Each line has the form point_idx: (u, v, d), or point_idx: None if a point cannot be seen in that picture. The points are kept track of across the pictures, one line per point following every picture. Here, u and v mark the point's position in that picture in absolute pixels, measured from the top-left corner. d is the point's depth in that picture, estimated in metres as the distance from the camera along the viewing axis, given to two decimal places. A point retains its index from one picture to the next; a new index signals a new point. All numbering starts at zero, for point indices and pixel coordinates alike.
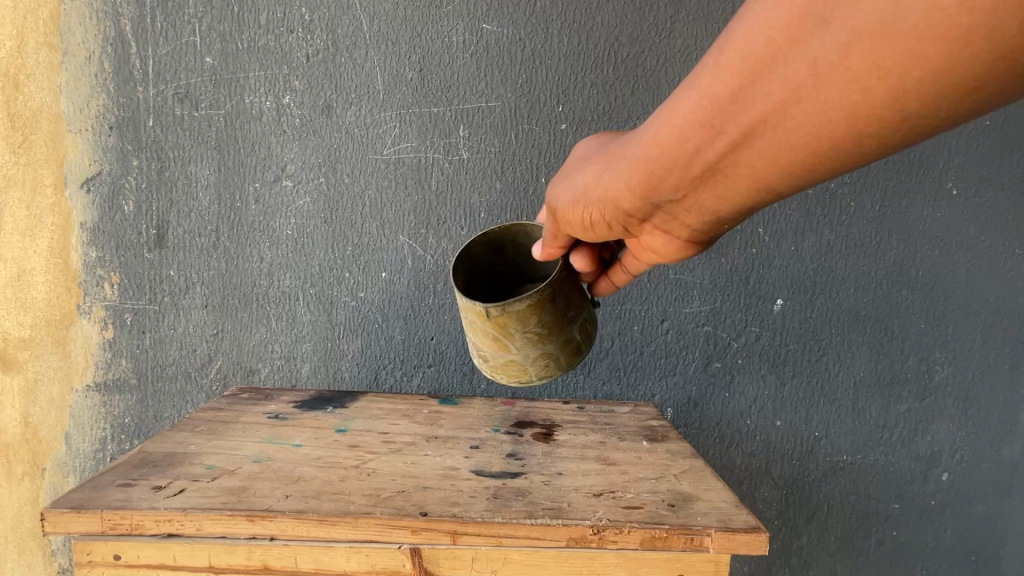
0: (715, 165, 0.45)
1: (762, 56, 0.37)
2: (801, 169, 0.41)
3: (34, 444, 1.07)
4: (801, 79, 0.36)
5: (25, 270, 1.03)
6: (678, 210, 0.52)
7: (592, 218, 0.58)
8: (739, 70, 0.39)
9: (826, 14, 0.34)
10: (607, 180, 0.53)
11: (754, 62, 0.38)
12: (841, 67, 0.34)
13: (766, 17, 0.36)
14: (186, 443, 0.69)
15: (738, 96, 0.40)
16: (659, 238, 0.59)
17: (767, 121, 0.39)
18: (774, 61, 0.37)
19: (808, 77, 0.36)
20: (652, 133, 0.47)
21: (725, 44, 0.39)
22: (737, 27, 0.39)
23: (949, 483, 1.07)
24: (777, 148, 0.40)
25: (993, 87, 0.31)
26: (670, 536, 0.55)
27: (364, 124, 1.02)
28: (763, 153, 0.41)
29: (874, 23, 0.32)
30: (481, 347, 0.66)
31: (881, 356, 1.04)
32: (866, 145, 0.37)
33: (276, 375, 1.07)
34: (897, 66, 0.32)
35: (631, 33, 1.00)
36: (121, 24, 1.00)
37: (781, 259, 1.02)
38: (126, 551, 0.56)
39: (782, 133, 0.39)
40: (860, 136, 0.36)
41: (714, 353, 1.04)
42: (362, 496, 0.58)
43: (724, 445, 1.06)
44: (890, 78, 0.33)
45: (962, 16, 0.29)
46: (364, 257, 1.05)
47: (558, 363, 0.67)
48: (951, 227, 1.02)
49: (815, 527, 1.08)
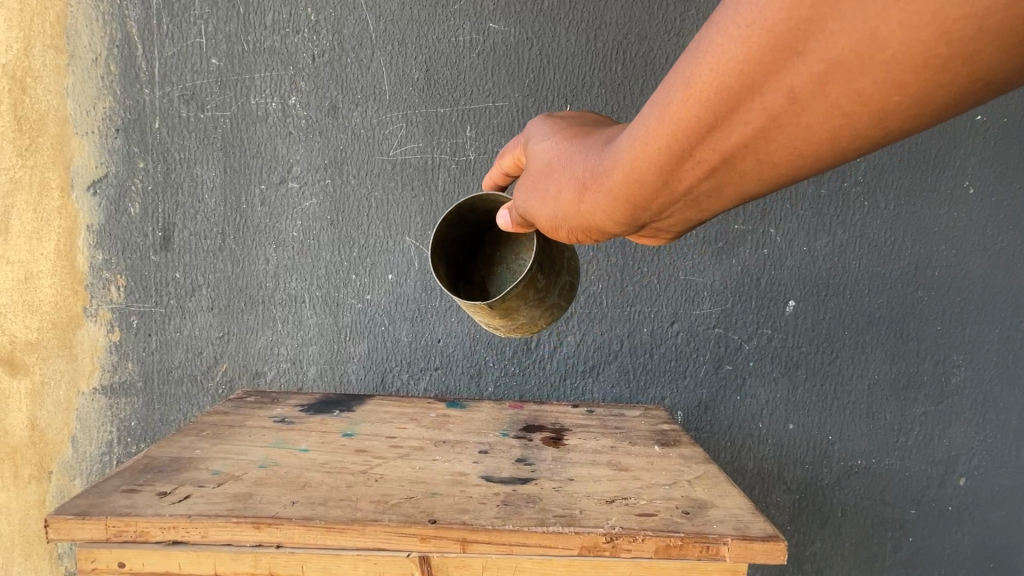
0: (696, 186, 0.43)
1: (736, 88, 0.35)
2: (784, 181, 0.41)
3: (41, 447, 1.06)
4: (780, 107, 0.35)
5: (31, 273, 1.03)
6: (659, 223, 0.51)
7: (573, 239, 0.56)
8: (712, 104, 0.37)
9: (799, 46, 0.32)
10: (582, 206, 0.51)
11: (728, 99, 0.36)
12: (820, 94, 0.33)
13: (732, 52, 0.34)
14: (192, 447, 0.68)
15: (715, 128, 0.38)
16: (641, 242, 0.58)
17: (749, 145, 0.38)
18: (749, 92, 0.35)
19: (787, 105, 0.34)
20: (623, 162, 0.45)
21: (693, 75, 0.37)
22: (701, 58, 0.36)
23: (967, 488, 1.04)
24: (759, 168, 0.39)
25: (970, 101, 0.31)
26: (686, 544, 0.54)
27: (370, 125, 1.01)
28: (745, 172, 0.40)
29: (853, 53, 0.31)
30: (485, 326, 0.66)
31: (896, 358, 1.02)
32: (849, 156, 0.37)
33: (282, 378, 1.06)
34: (878, 93, 0.31)
35: (639, 31, 0.98)
36: (127, 26, 0.99)
37: (793, 260, 1.01)
38: (131, 559, 0.55)
39: (763, 155, 0.38)
40: (843, 151, 0.36)
41: (725, 356, 1.02)
42: (370, 502, 0.57)
43: (735, 449, 1.04)
44: (872, 103, 0.32)
45: (941, 46, 0.28)
46: (371, 259, 1.04)
47: (560, 305, 0.66)
48: (967, 227, 1.00)
49: (829, 533, 1.05)
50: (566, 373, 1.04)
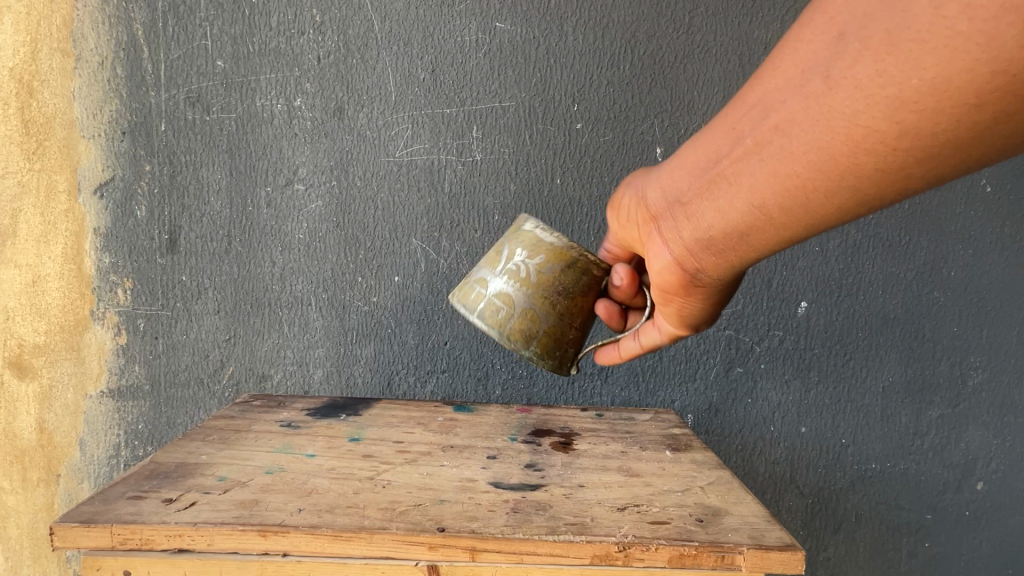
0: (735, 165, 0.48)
1: (805, 62, 0.43)
2: (807, 183, 0.45)
3: (49, 451, 1.07)
4: (827, 84, 0.41)
5: (39, 276, 1.03)
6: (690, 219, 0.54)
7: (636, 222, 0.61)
8: (786, 76, 0.44)
9: (857, 32, 0.39)
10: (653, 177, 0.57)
11: (798, 69, 0.43)
12: (858, 77, 0.39)
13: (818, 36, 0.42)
14: (198, 453, 0.68)
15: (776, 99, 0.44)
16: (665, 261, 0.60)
17: (791, 124, 0.44)
18: (810, 70, 0.42)
19: (836, 81, 0.40)
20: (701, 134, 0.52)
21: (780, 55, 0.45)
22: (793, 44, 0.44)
23: (984, 493, 1.02)
24: (790, 150, 0.44)
25: (991, 109, 0.36)
26: (700, 553, 0.53)
27: (376, 127, 1.01)
28: (777, 155, 0.45)
29: (897, 36, 0.37)
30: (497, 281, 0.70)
31: (911, 360, 1.00)
32: (867, 161, 0.41)
33: (289, 381, 1.06)
34: (905, 77, 0.37)
35: (648, 29, 0.97)
36: (133, 29, 0.99)
37: (806, 260, 0.99)
38: (137, 567, 0.54)
39: (797, 136, 0.44)
40: (862, 149, 0.41)
41: (736, 358, 1.01)
42: (377, 509, 0.56)
43: (747, 453, 1.02)
44: (905, 89, 0.37)
45: (970, 36, 0.34)
46: (377, 261, 1.03)
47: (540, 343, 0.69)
48: (985, 226, 0.97)
49: (842, 539, 1.04)
50: (574, 376, 1.03)
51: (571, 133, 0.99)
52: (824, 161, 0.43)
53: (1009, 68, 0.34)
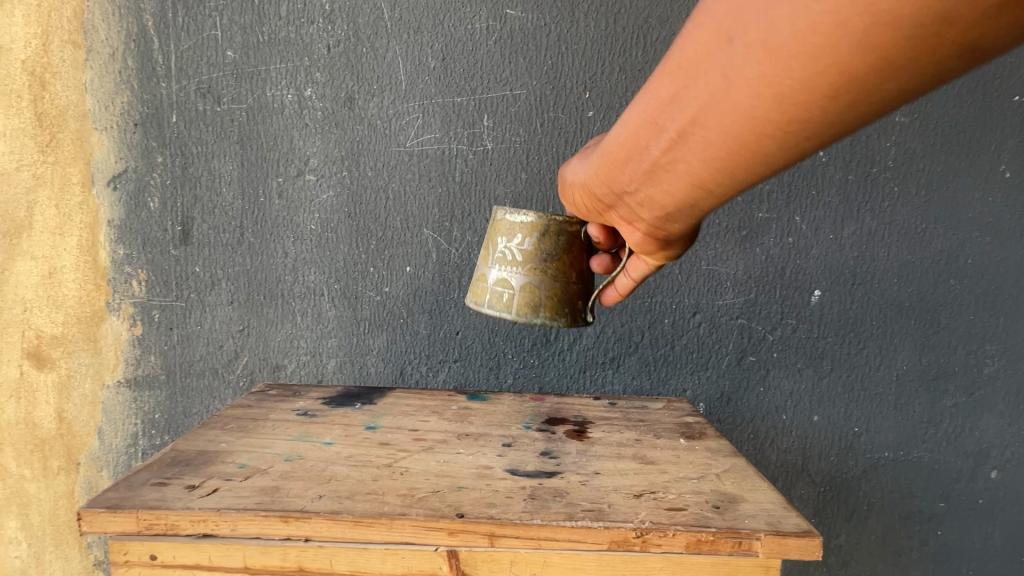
0: (660, 162, 0.45)
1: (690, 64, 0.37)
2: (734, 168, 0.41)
3: (69, 439, 1.08)
4: (718, 85, 0.36)
5: (55, 268, 1.04)
6: (640, 205, 0.52)
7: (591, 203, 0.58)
8: (676, 75, 0.39)
9: (733, 26, 0.33)
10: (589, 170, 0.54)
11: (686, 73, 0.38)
12: (746, 73, 0.34)
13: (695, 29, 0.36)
14: (218, 441, 0.69)
15: (675, 101, 0.39)
16: (628, 231, 0.57)
17: (698, 123, 0.39)
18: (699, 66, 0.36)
19: (723, 81, 0.35)
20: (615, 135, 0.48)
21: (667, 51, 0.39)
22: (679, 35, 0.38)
23: (999, 481, 1.02)
24: (705, 147, 0.40)
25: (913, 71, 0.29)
26: (718, 539, 0.53)
27: (387, 116, 1.00)
28: (695, 152, 0.41)
29: (771, 32, 0.31)
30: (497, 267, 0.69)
31: (926, 348, 0.99)
32: (792, 139, 0.36)
33: (302, 370, 1.07)
34: (793, 71, 0.32)
35: (661, 14, 0.96)
36: (143, 20, 0.99)
37: (819, 248, 0.98)
38: (163, 552, 0.55)
39: (707, 132, 0.39)
40: (778, 134, 0.36)
41: (748, 347, 1.01)
42: (396, 496, 0.57)
43: (759, 441, 1.03)
44: (800, 76, 0.32)
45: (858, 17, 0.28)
46: (388, 251, 1.03)
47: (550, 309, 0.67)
48: (1004, 212, 0.96)
49: (854, 526, 1.04)
50: (586, 365, 1.03)
51: (583, 121, 0.98)
52: (736, 144, 0.38)
53: (926, 25, 0.26)
